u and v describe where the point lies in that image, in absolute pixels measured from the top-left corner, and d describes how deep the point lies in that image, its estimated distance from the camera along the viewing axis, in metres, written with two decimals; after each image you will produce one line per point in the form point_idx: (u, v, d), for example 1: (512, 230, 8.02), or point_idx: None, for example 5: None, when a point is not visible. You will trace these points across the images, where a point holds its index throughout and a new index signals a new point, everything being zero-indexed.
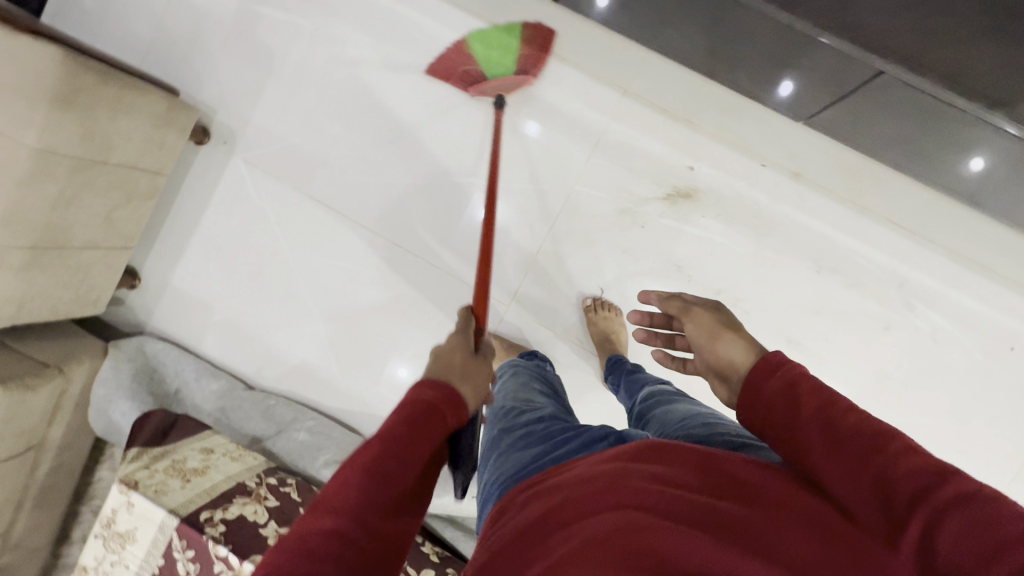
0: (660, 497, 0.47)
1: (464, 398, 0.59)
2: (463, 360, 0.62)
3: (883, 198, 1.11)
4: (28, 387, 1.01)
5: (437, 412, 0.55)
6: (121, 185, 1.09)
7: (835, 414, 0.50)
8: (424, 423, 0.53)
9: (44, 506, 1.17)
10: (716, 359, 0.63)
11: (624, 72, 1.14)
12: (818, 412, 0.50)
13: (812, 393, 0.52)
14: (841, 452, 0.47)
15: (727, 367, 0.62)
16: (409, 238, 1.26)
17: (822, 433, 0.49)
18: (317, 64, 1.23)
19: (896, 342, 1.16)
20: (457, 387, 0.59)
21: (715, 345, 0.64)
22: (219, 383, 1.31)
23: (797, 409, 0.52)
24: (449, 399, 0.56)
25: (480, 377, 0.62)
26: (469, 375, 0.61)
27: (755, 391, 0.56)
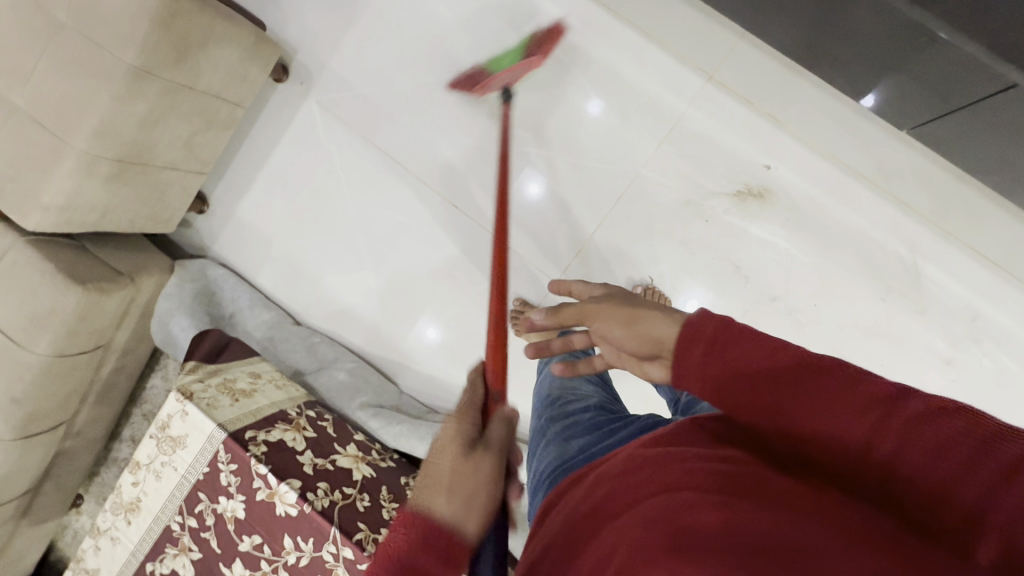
0: (704, 474, 0.44)
1: (453, 521, 0.46)
2: (452, 466, 0.49)
3: (972, 226, 1.05)
4: (103, 291, 1.08)
5: (403, 557, 0.45)
6: (204, 112, 1.13)
7: (821, 383, 0.43)
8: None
9: (104, 402, 1.27)
10: (641, 344, 0.52)
11: (712, 57, 1.09)
12: (785, 376, 0.44)
13: (747, 341, 0.46)
14: (815, 404, 0.42)
15: (655, 348, 0.50)
16: (467, 201, 1.26)
17: (781, 389, 0.43)
18: (400, 14, 1.22)
19: (956, 378, 1.10)
20: (436, 505, 0.47)
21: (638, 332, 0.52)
22: (270, 315, 1.38)
23: (740, 365, 0.45)
24: (423, 535, 0.45)
25: (473, 474, 0.49)
26: (459, 487, 0.48)
27: (682, 351, 0.48)
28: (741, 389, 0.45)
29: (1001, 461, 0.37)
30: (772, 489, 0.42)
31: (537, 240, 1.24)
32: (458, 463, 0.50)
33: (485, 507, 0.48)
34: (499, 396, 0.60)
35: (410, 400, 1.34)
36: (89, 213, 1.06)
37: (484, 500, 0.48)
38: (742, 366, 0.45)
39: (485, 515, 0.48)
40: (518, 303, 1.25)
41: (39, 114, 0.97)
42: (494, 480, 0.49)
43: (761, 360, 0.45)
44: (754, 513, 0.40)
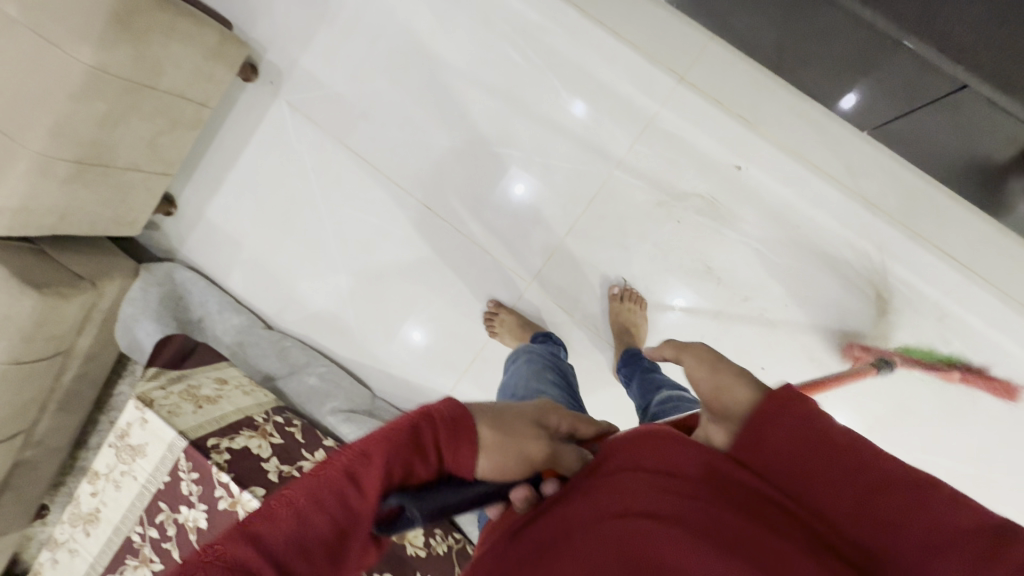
0: (671, 505, 0.42)
1: (483, 447, 0.48)
2: (518, 420, 0.52)
3: (938, 226, 1.06)
4: (61, 296, 1.05)
5: (435, 427, 0.46)
6: (167, 112, 1.10)
7: (886, 484, 0.41)
8: (415, 435, 0.45)
9: (67, 410, 1.24)
10: (714, 394, 0.50)
11: (683, 57, 1.09)
12: (852, 464, 0.42)
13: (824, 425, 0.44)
14: (873, 501, 0.41)
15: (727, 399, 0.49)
16: (441, 204, 1.25)
17: (830, 469, 0.42)
18: (371, 13, 1.20)
19: (923, 376, 1.12)
20: (483, 423, 0.49)
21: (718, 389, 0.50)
22: (240, 318, 1.35)
23: (808, 445, 0.44)
24: (459, 420, 0.47)
25: (522, 435, 0.51)
26: (504, 437, 0.50)
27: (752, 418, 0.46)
28: (794, 459, 0.44)
29: None
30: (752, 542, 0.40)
31: (511, 242, 1.23)
32: (527, 424, 0.52)
33: (500, 464, 0.49)
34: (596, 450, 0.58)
35: (384, 404, 1.33)
36: (46, 215, 1.03)
37: (510, 458, 0.49)
38: (806, 438, 0.44)
39: (499, 465, 0.49)
40: (491, 305, 1.25)
41: None
42: (526, 462, 0.50)
43: (828, 439, 0.43)
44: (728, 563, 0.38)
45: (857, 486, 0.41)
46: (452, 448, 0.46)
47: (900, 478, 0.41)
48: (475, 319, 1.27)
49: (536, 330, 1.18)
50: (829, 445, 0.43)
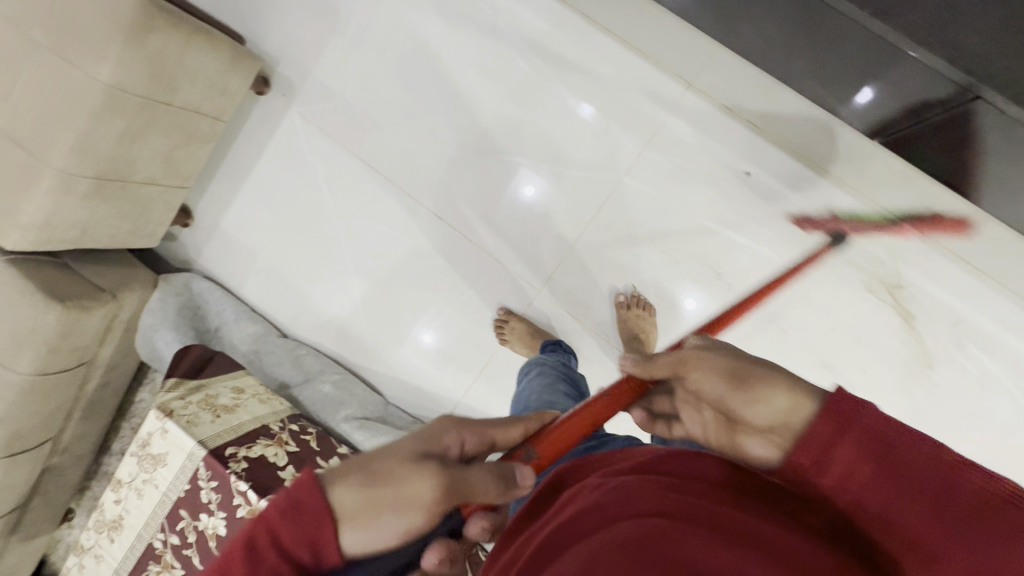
0: (665, 498, 0.44)
1: (344, 519, 0.41)
2: (391, 466, 0.43)
3: (953, 231, 1.04)
4: (83, 308, 1.08)
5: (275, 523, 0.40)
6: (182, 126, 1.13)
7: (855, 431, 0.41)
8: (260, 532, 0.40)
9: (91, 417, 1.28)
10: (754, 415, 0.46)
11: (691, 64, 1.09)
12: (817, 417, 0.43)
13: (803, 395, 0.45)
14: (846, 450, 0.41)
15: (775, 421, 0.45)
16: (452, 212, 1.26)
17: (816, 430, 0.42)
18: (380, 25, 1.22)
19: (941, 383, 1.10)
20: (337, 491, 0.41)
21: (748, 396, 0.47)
22: (255, 327, 1.38)
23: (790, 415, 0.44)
24: (304, 509, 0.40)
25: (408, 484, 0.42)
26: (373, 494, 0.41)
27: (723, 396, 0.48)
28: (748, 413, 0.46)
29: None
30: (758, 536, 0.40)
31: (521, 249, 1.24)
32: (417, 459, 0.44)
33: (388, 523, 0.42)
34: (533, 453, 0.55)
35: (396, 410, 1.34)
36: (68, 231, 1.06)
37: (392, 524, 0.42)
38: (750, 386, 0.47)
39: (377, 522, 0.41)
40: (502, 313, 1.26)
41: (14, 131, 0.97)
42: (416, 511, 0.42)
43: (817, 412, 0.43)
44: (727, 549, 0.38)
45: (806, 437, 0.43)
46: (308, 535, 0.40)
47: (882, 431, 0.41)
48: (485, 325, 1.28)
49: (546, 337, 1.19)
50: (885, 449, 0.40)
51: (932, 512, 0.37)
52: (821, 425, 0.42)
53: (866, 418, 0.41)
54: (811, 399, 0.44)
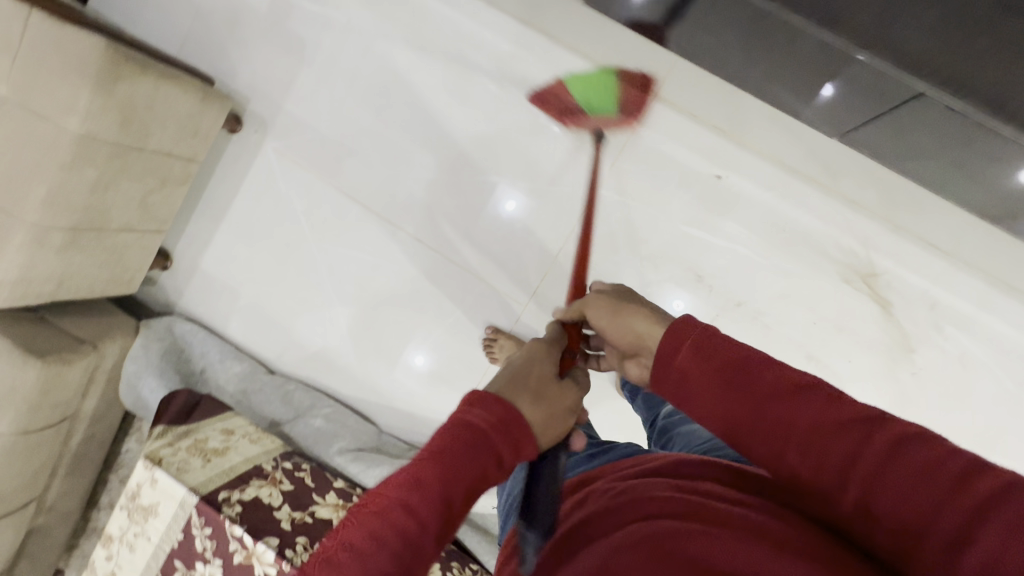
0: (678, 503, 0.45)
1: (534, 430, 0.49)
2: (546, 383, 0.52)
3: (919, 217, 1.08)
4: (64, 361, 1.06)
5: (484, 433, 0.46)
6: (155, 171, 1.13)
7: (749, 374, 0.49)
8: (472, 443, 0.45)
9: (76, 473, 1.24)
10: (626, 339, 0.59)
11: (654, 75, 1.12)
12: (717, 366, 0.50)
13: (712, 346, 0.51)
14: (750, 400, 0.48)
15: (636, 342, 0.58)
16: (433, 234, 1.27)
17: (726, 385, 0.49)
18: (349, 57, 1.25)
19: (923, 366, 1.12)
20: (526, 406, 0.48)
21: (618, 321, 0.60)
22: (242, 366, 1.36)
23: (698, 369, 0.51)
24: (510, 419, 0.47)
25: (561, 398, 0.52)
26: (547, 403, 0.50)
27: (664, 363, 0.53)
28: (670, 370, 0.52)
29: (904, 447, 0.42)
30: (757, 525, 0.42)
31: (504, 265, 1.25)
32: (551, 381, 0.52)
33: (558, 427, 0.51)
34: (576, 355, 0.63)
35: (390, 438, 1.33)
36: (44, 283, 1.05)
37: (560, 425, 0.51)
38: (674, 347, 0.52)
39: (551, 433, 0.50)
40: (489, 331, 1.25)
41: None
42: (567, 414, 0.52)
43: (715, 360, 0.50)
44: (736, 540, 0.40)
45: (717, 389, 0.49)
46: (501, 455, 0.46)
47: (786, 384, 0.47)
48: (474, 345, 1.27)
49: None
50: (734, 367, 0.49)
51: (792, 417, 0.46)
52: (684, 355, 0.51)
53: (751, 365, 0.49)
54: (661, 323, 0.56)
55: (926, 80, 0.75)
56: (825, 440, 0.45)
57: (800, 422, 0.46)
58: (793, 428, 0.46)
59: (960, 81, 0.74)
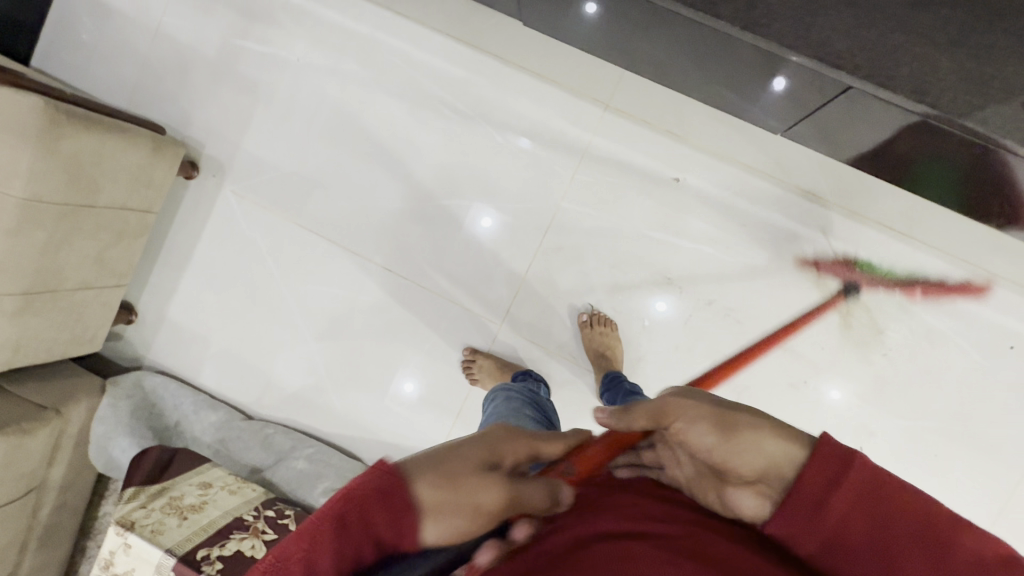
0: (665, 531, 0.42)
1: (424, 513, 0.38)
2: (466, 464, 0.41)
3: (872, 202, 1.11)
4: (26, 431, 1.03)
5: (358, 504, 0.37)
6: (109, 226, 1.10)
7: (918, 520, 0.40)
8: (347, 511, 0.37)
9: (49, 545, 1.19)
10: (745, 463, 0.46)
11: (604, 87, 1.15)
12: (885, 504, 0.41)
13: (880, 480, 0.42)
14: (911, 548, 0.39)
15: (765, 467, 0.45)
16: (401, 262, 1.26)
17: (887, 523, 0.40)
18: (302, 95, 1.25)
19: (894, 346, 1.14)
20: (416, 486, 0.38)
21: (735, 443, 0.46)
22: (218, 415, 1.32)
23: (858, 498, 0.41)
24: (391, 490, 0.37)
25: (475, 496, 0.39)
26: (451, 493, 0.38)
27: (811, 483, 0.42)
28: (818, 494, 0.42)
29: None
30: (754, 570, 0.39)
31: (476, 286, 1.24)
32: (473, 467, 0.41)
33: (459, 529, 0.39)
34: (572, 468, 0.50)
35: None
36: None
37: (466, 524, 0.39)
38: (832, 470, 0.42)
39: (449, 529, 0.39)
40: (467, 353, 1.24)
41: None
42: (481, 515, 0.40)
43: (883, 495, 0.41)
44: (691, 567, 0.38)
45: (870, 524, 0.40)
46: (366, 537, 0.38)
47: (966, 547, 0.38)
48: (454, 369, 1.26)
49: (515, 369, 1.18)
50: (868, 500, 0.41)
51: None
52: (810, 484, 0.42)
53: (921, 508, 0.40)
54: (796, 442, 0.45)
55: (847, 74, 0.75)
56: None
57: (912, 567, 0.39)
58: None
59: (881, 73, 0.74)
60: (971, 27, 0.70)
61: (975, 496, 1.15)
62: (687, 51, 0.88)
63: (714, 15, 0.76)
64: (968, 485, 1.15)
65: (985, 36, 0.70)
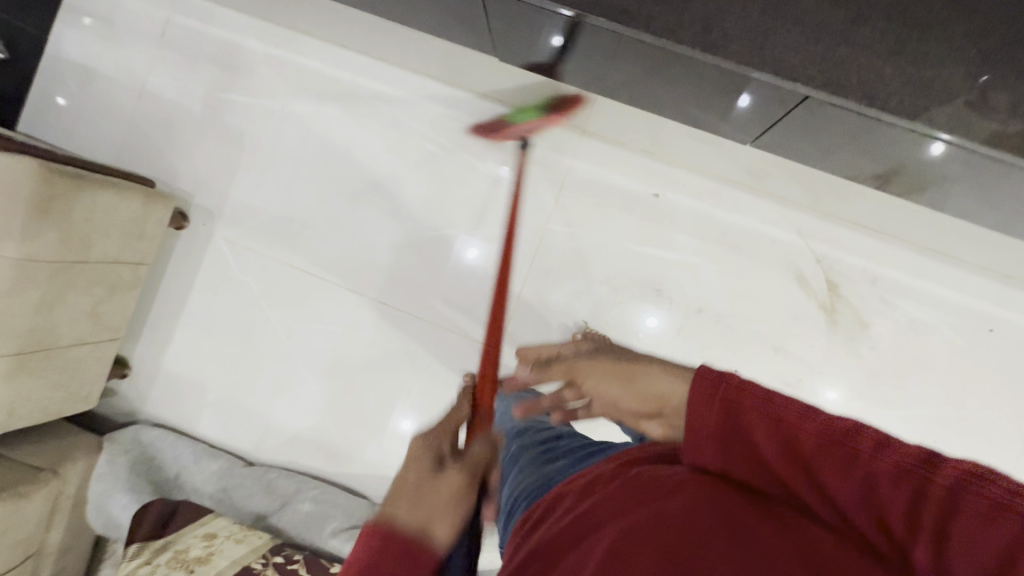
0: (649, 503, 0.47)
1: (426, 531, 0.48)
2: (419, 477, 0.53)
3: (843, 203, 1.16)
4: (21, 495, 1.02)
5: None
6: (103, 280, 1.11)
7: (792, 424, 0.45)
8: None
9: None
10: (645, 403, 0.59)
11: (579, 113, 1.20)
12: (758, 416, 0.47)
13: (751, 394, 0.48)
14: (792, 450, 0.45)
15: (659, 403, 0.57)
16: (395, 295, 1.28)
17: (771, 435, 0.46)
18: (289, 141, 1.29)
19: (879, 338, 1.18)
20: (399, 518, 0.48)
21: (634, 382, 0.60)
22: (219, 463, 1.30)
23: (742, 417, 0.47)
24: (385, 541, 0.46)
25: (449, 489, 0.52)
26: (426, 499, 0.51)
27: (699, 413, 0.49)
28: (704, 424, 0.49)
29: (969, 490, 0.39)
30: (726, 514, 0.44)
31: (471, 312, 1.26)
32: (430, 471, 0.54)
33: (455, 510, 0.51)
34: (485, 412, 0.72)
35: None
36: None
37: (452, 509, 0.51)
38: (706, 397, 0.49)
39: (449, 521, 0.49)
40: None
41: None
42: (461, 494, 0.52)
43: (753, 408, 0.47)
44: (711, 544, 0.42)
45: (761, 437, 0.46)
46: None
47: (829, 431, 0.44)
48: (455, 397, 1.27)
49: None
50: (743, 421, 0.47)
51: (844, 470, 0.42)
52: (686, 416, 0.50)
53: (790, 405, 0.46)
54: (685, 379, 0.57)
55: (804, 85, 0.81)
56: (880, 493, 0.41)
57: (780, 460, 0.45)
58: (845, 481, 0.42)
59: (833, 82, 0.80)
60: (906, 36, 0.79)
61: None
62: (653, 75, 0.94)
63: (674, 40, 0.82)
64: None
65: (918, 45, 0.79)
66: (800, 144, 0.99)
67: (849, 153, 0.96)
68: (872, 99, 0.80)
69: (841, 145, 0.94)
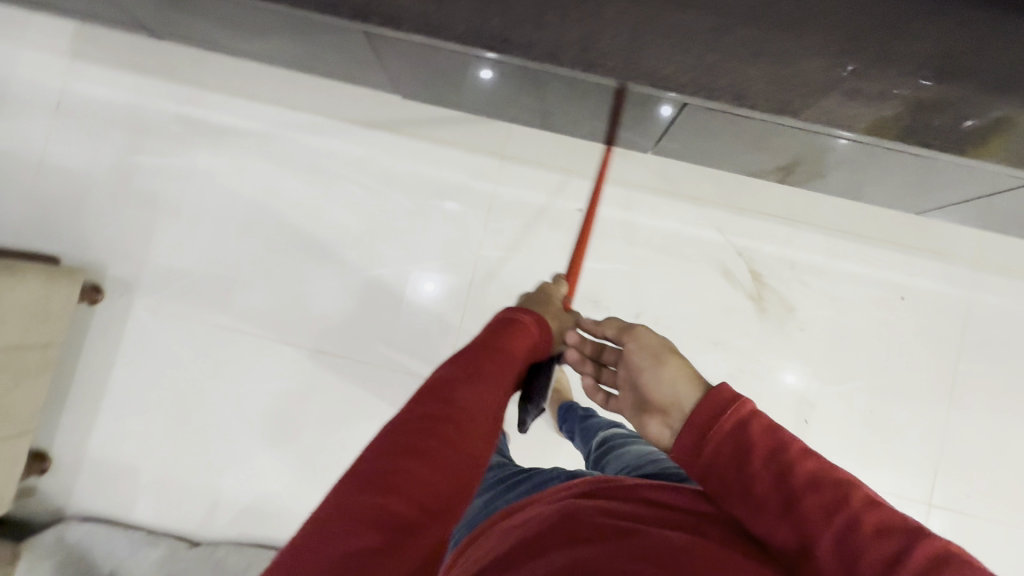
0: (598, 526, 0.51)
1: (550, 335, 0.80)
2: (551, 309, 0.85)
3: (753, 196, 1.23)
4: None
5: (528, 328, 0.72)
6: (6, 369, 1.03)
7: (784, 462, 0.56)
8: (514, 333, 0.70)
9: None
10: (664, 398, 0.72)
11: (496, 140, 1.23)
12: (761, 448, 0.58)
13: (756, 425, 0.60)
14: (781, 484, 0.55)
15: (671, 404, 0.70)
16: (334, 342, 1.25)
17: (763, 464, 0.57)
18: (206, 198, 1.26)
19: (807, 319, 1.24)
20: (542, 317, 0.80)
21: (659, 378, 0.73)
22: (159, 550, 1.19)
23: (743, 446, 0.59)
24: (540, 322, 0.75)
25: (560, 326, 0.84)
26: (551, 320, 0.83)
27: (712, 419, 0.62)
28: (707, 440, 0.61)
29: (934, 560, 0.46)
30: (680, 545, 0.50)
31: (414, 347, 1.24)
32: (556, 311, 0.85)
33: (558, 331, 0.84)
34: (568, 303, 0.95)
35: None
36: None
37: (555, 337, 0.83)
38: (716, 415, 0.62)
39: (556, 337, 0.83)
40: None
41: None
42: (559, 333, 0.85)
43: (756, 438, 0.59)
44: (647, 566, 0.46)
45: (754, 464, 0.57)
46: (447, 491, 0.52)
47: (819, 481, 0.54)
48: None
49: None
50: (743, 447, 0.59)
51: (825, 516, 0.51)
52: (698, 422, 0.63)
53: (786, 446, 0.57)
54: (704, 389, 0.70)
55: (679, 93, 0.86)
56: (851, 545, 0.49)
57: (767, 490, 0.55)
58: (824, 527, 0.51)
59: (705, 86, 0.86)
60: (762, 40, 0.87)
61: (917, 440, 1.22)
62: (550, 95, 0.97)
63: (558, 62, 0.86)
64: (909, 431, 1.23)
65: (774, 47, 0.87)
66: (702, 142, 1.03)
67: (743, 147, 1.01)
68: (741, 100, 0.86)
69: (734, 139, 0.98)
